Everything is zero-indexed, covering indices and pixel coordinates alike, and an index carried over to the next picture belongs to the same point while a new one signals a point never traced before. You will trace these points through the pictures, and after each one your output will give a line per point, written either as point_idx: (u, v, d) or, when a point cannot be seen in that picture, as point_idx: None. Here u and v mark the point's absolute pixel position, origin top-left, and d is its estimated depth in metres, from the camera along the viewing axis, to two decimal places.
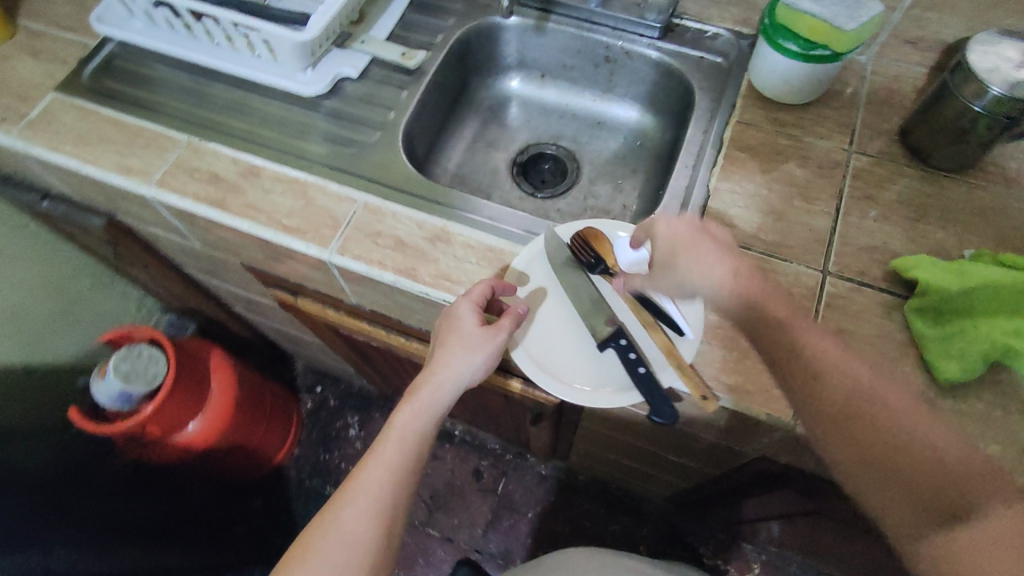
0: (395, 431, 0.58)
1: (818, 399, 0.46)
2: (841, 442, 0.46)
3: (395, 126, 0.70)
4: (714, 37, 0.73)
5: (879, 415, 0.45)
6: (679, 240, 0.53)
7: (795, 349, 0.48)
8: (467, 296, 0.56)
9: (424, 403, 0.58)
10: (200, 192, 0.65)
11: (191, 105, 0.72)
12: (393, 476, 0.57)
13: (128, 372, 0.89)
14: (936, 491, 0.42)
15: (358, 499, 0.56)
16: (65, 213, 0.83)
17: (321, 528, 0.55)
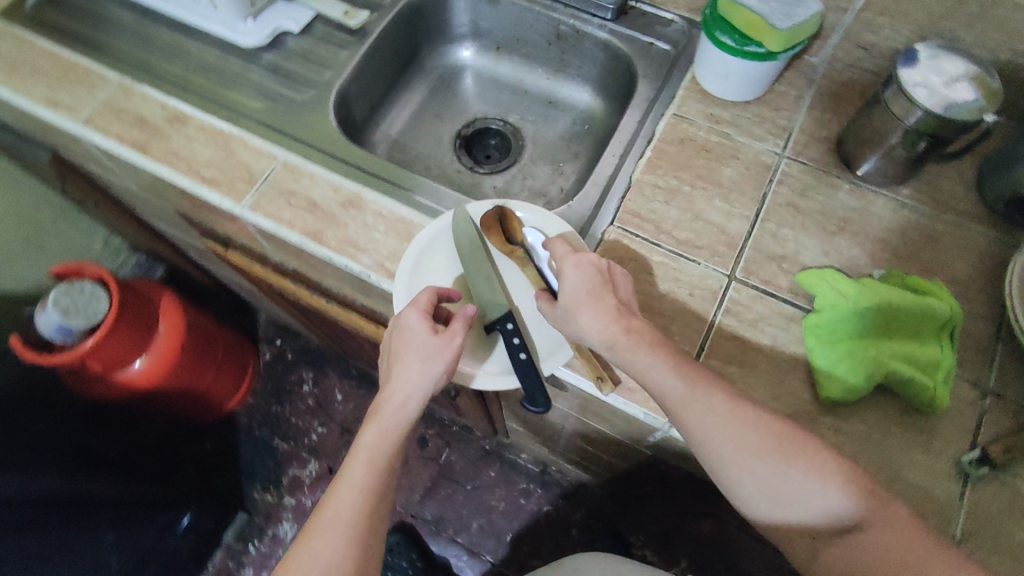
0: (361, 452, 0.53)
1: (711, 431, 0.47)
2: (737, 472, 0.48)
3: (329, 85, 0.69)
4: (667, 24, 0.71)
5: (769, 446, 0.47)
6: (585, 284, 0.50)
7: (681, 383, 0.48)
8: (413, 306, 0.53)
9: (387, 421, 0.52)
10: (124, 134, 0.65)
11: (132, 47, 0.72)
12: (364, 500, 0.52)
13: (70, 306, 0.91)
14: (825, 510, 0.46)
15: (329, 528, 0.51)
16: (14, 143, 0.83)
17: (293, 564, 0.50)
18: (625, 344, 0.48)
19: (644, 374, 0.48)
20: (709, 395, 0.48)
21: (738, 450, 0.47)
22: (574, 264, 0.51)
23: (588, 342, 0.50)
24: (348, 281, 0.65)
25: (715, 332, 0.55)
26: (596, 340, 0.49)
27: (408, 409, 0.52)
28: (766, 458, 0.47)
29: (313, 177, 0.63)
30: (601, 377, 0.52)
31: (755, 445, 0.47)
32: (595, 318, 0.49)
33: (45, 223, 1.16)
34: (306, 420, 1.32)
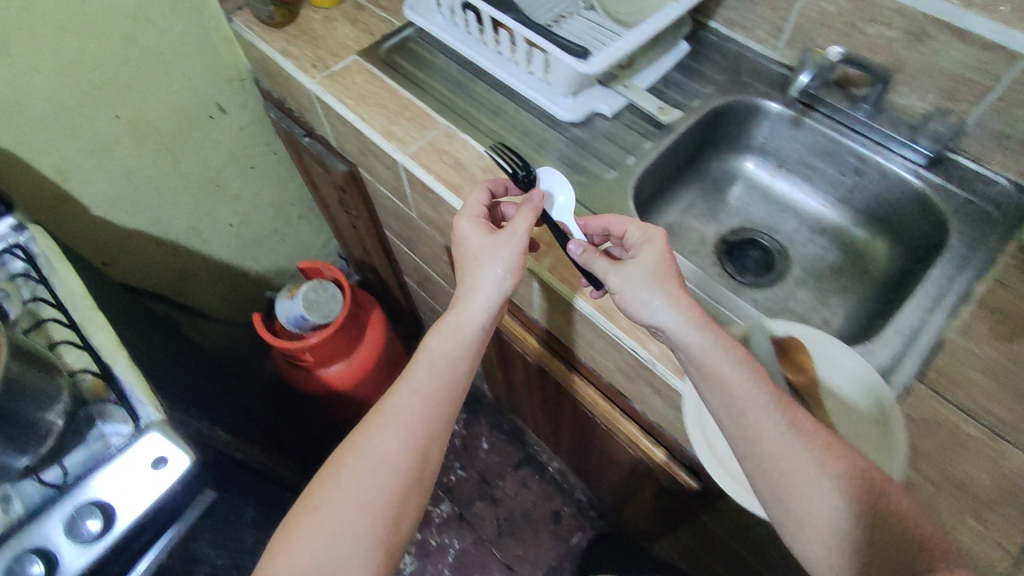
0: (425, 354, 0.62)
1: (798, 453, 0.46)
2: (805, 492, 0.45)
3: (631, 170, 0.73)
4: (990, 184, 0.68)
5: (852, 471, 0.45)
6: (663, 262, 0.56)
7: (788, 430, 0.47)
8: (467, 217, 0.64)
9: (452, 330, 0.62)
10: (444, 174, 0.72)
11: (459, 99, 0.80)
12: (425, 401, 0.60)
13: (313, 302, 0.99)
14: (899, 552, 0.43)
15: (391, 426, 0.59)
16: (319, 154, 0.96)
17: (351, 451, 0.58)
18: (695, 321, 0.52)
19: (723, 371, 0.50)
20: (783, 406, 0.48)
21: (815, 466, 0.45)
22: (649, 245, 0.57)
23: (664, 326, 0.53)
24: (610, 359, 0.66)
25: None
26: (678, 312, 0.52)
27: (472, 318, 0.62)
28: (831, 474, 0.45)
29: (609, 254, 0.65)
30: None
31: (828, 462, 0.45)
32: (673, 295, 0.54)
33: (293, 219, 1.30)
34: (449, 459, 1.34)
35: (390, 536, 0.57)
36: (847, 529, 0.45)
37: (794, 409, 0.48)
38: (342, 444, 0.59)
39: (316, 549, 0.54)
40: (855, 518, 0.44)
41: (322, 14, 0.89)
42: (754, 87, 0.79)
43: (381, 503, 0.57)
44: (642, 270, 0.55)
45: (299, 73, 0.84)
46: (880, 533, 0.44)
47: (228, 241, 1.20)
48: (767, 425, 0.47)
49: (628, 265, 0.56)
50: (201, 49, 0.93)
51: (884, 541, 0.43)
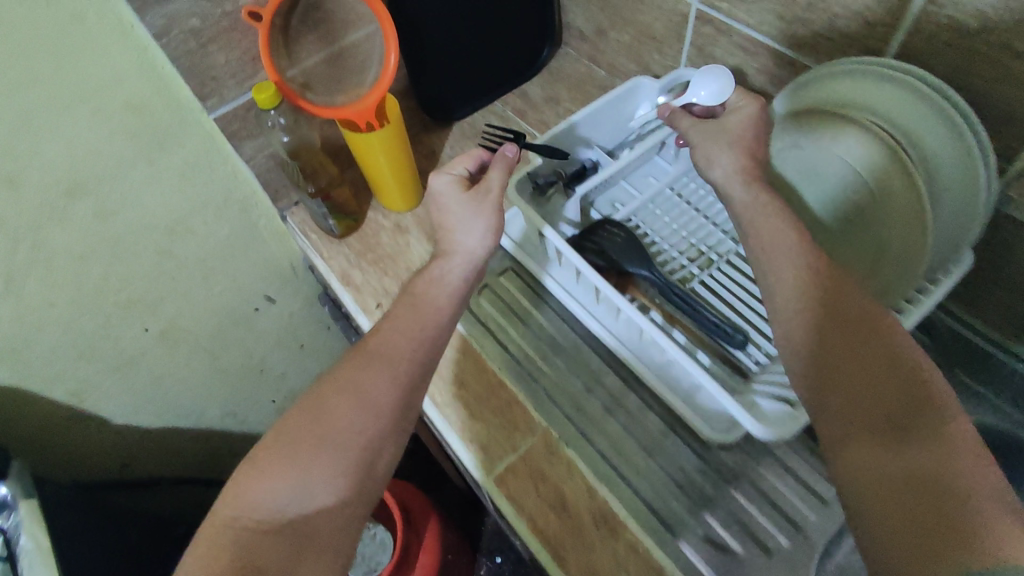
0: (416, 299, 0.54)
1: (825, 320, 0.42)
2: (817, 360, 0.41)
3: (814, 540, 0.51)
4: None
5: (877, 333, 0.41)
6: (749, 122, 0.54)
7: (829, 307, 0.42)
8: (445, 174, 0.58)
9: (443, 275, 0.55)
10: (540, 518, 0.53)
11: (558, 376, 0.61)
12: (417, 340, 0.52)
13: None
14: (895, 413, 0.38)
15: (379, 365, 0.50)
16: None
17: (330, 392, 0.49)
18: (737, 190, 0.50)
19: (759, 223, 0.48)
20: (814, 259, 0.45)
21: (815, 347, 0.42)
22: (745, 104, 0.55)
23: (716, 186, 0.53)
24: None
25: None
26: (736, 166, 0.52)
27: (462, 265, 0.56)
28: (834, 349, 0.41)
29: None
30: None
31: (824, 338, 0.42)
32: (779, 265, 0.46)
33: None
34: None
35: (365, 489, 0.47)
36: (829, 354, 0.41)
37: (833, 278, 0.44)
38: (318, 385, 0.50)
39: (285, 491, 0.44)
40: (841, 357, 0.41)
41: (393, 220, 0.72)
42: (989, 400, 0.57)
43: (359, 448, 0.47)
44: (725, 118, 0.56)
45: (360, 312, 0.67)
46: (871, 360, 0.40)
47: (270, 418, 1.04)
48: (788, 311, 0.44)
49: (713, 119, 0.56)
50: (251, 248, 0.77)
51: (865, 357, 0.40)
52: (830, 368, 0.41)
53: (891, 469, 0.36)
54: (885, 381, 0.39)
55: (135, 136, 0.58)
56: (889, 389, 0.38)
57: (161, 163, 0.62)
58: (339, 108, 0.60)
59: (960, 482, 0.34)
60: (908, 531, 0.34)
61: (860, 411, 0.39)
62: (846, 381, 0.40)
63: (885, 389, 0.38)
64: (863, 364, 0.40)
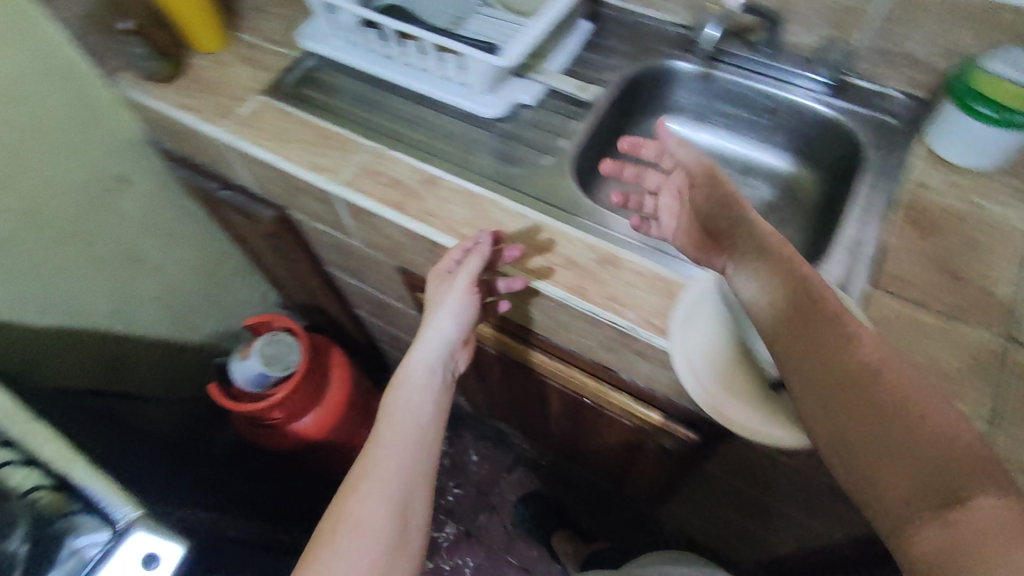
0: (393, 414, 0.62)
1: (815, 364, 0.42)
2: (825, 417, 0.40)
3: (566, 152, 0.73)
4: (887, 98, 0.73)
5: (889, 382, 0.39)
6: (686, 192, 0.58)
7: (814, 331, 0.43)
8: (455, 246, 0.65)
9: (414, 380, 0.64)
10: (383, 195, 0.71)
11: (375, 117, 0.79)
12: (400, 449, 0.58)
13: (271, 357, 0.95)
14: (935, 476, 0.36)
15: (372, 481, 0.56)
16: (242, 204, 0.91)
17: (329, 526, 0.53)
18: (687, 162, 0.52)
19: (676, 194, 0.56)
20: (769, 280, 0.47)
21: (826, 385, 0.41)
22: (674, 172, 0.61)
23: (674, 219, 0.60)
24: (590, 337, 0.67)
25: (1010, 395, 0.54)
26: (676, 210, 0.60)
27: (429, 357, 0.66)
28: (838, 389, 0.40)
29: (567, 236, 0.66)
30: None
31: (821, 381, 0.41)
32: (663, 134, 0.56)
33: (220, 277, 1.23)
34: (442, 481, 1.31)
35: None
36: (816, 360, 0.42)
37: (795, 294, 0.45)
38: (326, 516, 0.54)
39: None
40: (868, 415, 0.39)
41: (213, 59, 0.85)
42: (660, 50, 0.81)
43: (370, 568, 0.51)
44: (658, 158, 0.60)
45: (202, 124, 0.79)
46: (886, 417, 0.38)
47: (159, 316, 1.12)
48: (805, 375, 0.42)
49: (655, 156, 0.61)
50: (89, 121, 0.87)
51: (890, 425, 0.38)
52: (827, 383, 0.41)
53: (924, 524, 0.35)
54: (912, 443, 0.37)
55: None
56: (915, 431, 0.37)
57: None
58: None
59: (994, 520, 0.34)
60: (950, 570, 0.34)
61: (873, 439, 0.38)
62: (840, 387, 0.40)
63: (903, 424, 0.38)
64: (874, 404, 0.39)
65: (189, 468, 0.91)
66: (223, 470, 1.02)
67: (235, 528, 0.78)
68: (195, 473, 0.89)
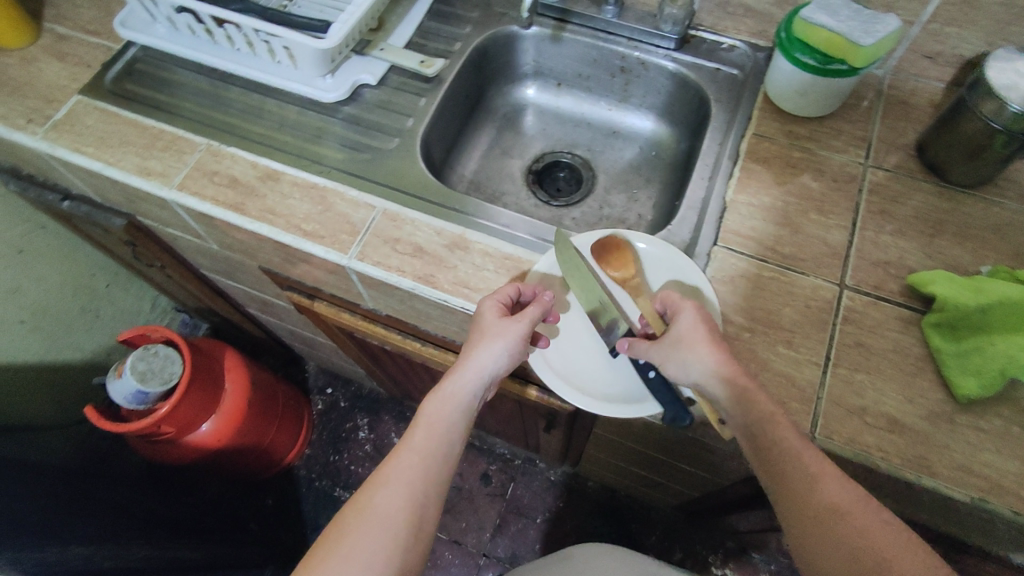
0: (423, 418, 0.54)
1: (824, 530, 0.44)
2: (830, 567, 0.43)
3: (413, 133, 0.70)
4: (730, 50, 0.74)
5: (887, 550, 0.42)
6: (693, 330, 0.51)
7: (800, 481, 0.45)
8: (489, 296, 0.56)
9: (449, 393, 0.54)
10: (220, 195, 0.67)
11: (209, 110, 0.73)
12: (428, 464, 0.52)
13: (146, 372, 0.89)
14: None
15: (390, 484, 0.51)
16: (87, 214, 0.84)
17: (350, 511, 0.50)
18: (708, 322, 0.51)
19: (684, 360, 0.50)
20: (776, 457, 0.46)
21: (826, 549, 0.43)
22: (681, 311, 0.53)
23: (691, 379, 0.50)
24: (452, 323, 0.65)
25: (837, 341, 0.56)
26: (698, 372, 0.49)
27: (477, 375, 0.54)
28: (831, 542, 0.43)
29: (415, 223, 0.64)
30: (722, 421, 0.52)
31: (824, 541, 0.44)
32: (692, 341, 0.50)
33: (97, 291, 1.15)
34: (366, 467, 1.31)
35: None
36: (813, 538, 0.44)
37: (796, 458, 0.46)
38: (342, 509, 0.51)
39: None
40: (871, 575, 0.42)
41: (20, 57, 0.76)
42: (508, 15, 0.79)
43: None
44: (674, 339, 0.51)
45: (13, 133, 0.71)
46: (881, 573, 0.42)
47: (29, 340, 1.03)
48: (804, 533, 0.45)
49: (662, 341, 0.52)
50: None
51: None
52: (813, 548, 0.44)
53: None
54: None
55: None
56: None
57: None
58: None
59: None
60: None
61: None
62: (830, 553, 0.43)
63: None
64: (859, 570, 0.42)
65: (83, 488, 0.86)
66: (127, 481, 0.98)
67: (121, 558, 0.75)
68: (83, 494, 0.85)
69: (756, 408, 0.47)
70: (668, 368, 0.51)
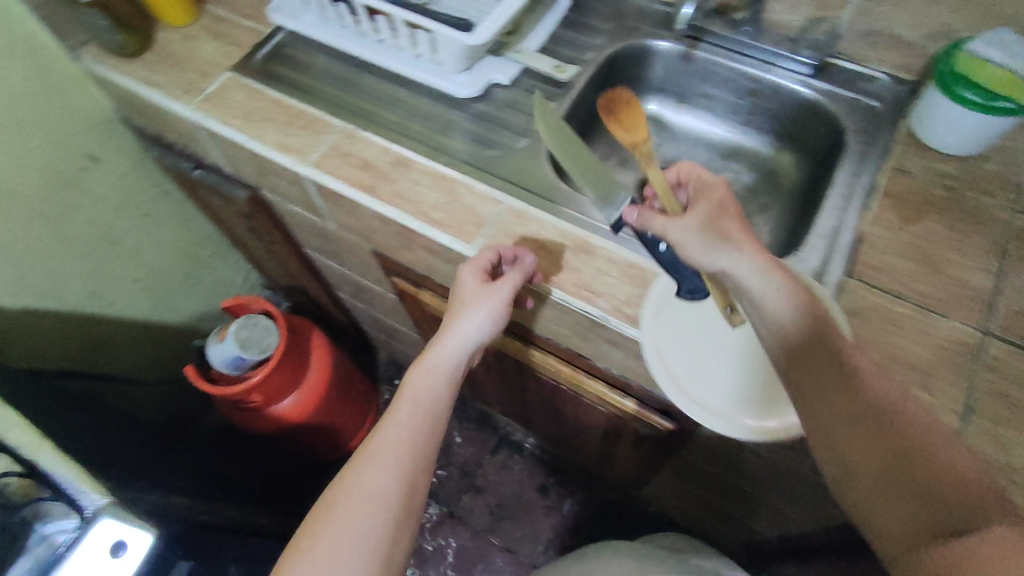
0: (408, 389, 0.58)
1: (839, 402, 0.41)
2: (858, 450, 0.40)
3: (540, 134, 0.72)
4: (872, 81, 0.72)
5: (918, 429, 0.40)
6: (718, 215, 0.49)
7: (822, 347, 0.43)
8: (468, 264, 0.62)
9: (432, 361, 0.60)
10: (353, 177, 0.69)
11: (346, 96, 0.76)
12: (415, 431, 0.55)
13: (247, 339, 0.93)
14: (947, 517, 0.38)
15: (378, 455, 0.53)
16: (216, 184, 0.89)
17: (338, 493, 0.51)
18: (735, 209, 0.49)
19: (710, 248, 0.47)
20: (794, 316, 0.44)
21: (844, 421, 0.41)
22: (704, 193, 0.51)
23: (713, 268, 0.48)
24: (564, 325, 0.65)
25: (979, 390, 0.53)
26: (723, 258, 0.46)
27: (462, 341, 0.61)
28: (842, 404, 0.41)
29: (540, 222, 0.64)
30: (732, 309, 0.53)
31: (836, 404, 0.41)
32: (717, 227, 0.48)
33: (201, 260, 1.21)
34: None
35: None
36: (837, 424, 0.41)
37: (816, 315, 0.44)
38: (331, 484, 0.53)
39: None
40: (892, 453, 0.39)
41: (181, 34, 0.82)
42: (640, 29, 0.80)
43: (374, 540, 0.50)
44: (696, 223, 0.49)
45: (171, 102, 0.77)
46: (906, 457, 0.39)
47: (136, 298, 1.10)
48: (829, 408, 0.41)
49: (686, 219, 0.50)
50: (53, 95, 0.83)
51: (902, 463, 0.39)
52: (839, 434, 0.41)
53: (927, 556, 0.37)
54: (925, 481, 0.39)
55: None
56: (923, 480, 0.39)
57: None
58: None
59: (980, 559, 0.35)
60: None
61: (881, 483, 0.40)
62: (860, 449, 0.40)
63: (921, 485, 0.39)
64: (891, 450, 0.39)
65: (173, 450, 0.90)
66: (210, 446, 1.02)
67: (216, 517, 0.78)
68: (174, 454, 0.88)
69: (777, 276, 0.45)
70: (684, 247, 0.49)
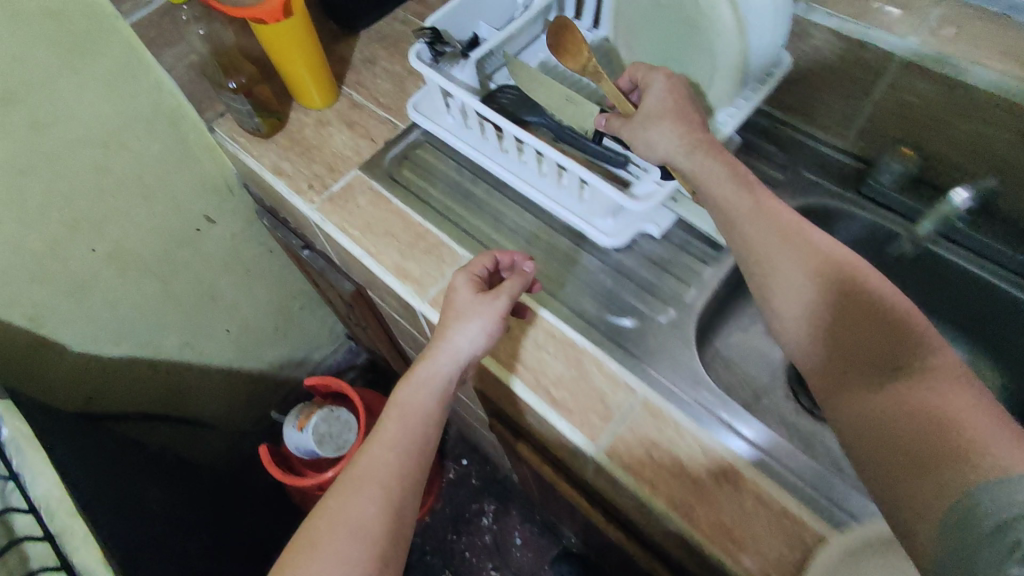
0: (396, 407, 0.55)
1: (808, 295, 0.48)
2: (819, 344, 0.47)
3: (691, 307, 0.62)
4: None
5: (879, 302, 0.46)
6: (669, 96, 0.58)
7: (795, 239, 0.50)
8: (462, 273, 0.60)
9: (421, 376, 0.56)
10: None
11: (475, 218, 0.69)
12: (402, 453, 0.52)
13: (325, 435, 0.88)
14: (879, 361, 0.44)
15: (360, 484, 0.49)
16: (322, 270, 0.85)
17: (322, 524, 0.47)
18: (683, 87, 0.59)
19: (654, 130, 0.57)
20: (765, 225, 0.51)
21: (812, 306, 0.48)
22: (657, 86, 0.60)
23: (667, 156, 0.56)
24: (686, 551, 0.55)
25: None
26: (677, 142, 0.56)
27: (457, 348, 0.56)
28: (811, 282, 0.48)
29: (679, 429, 0.55)
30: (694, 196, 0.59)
31: (803, 284, 0.48)
32: (666, 130, 0.56)
33: (294, 313, 1.19)
34: (481, 559, 1.23)
35: None
36: (830, 325, 0.47)
37: (778, 215, 0.52)
38: (308, 519, 0.48)
39: None
40: (846, 318, 0.47)
41: (315, 118, 0.78)
42: (822, 186, 0.68)
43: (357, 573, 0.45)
44: (646, 114, 0.58)
45: (293, 196, 0.72)
46: (864, 322, 0.46)
47: (226, 350, 1.09)
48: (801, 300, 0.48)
49: (634, 118, 0.59)
50: (183, 165, 0.83)
51: (862, 327, 0.46)
52: (809, 334, 0.48)
53: (867, 404, 0.43)
54: (876, 345, 0.45)
55: (56, 45, 0.62)
56: (872, 342, 0.45)
57: (85, 73, 0.66)
58: (249, 8, 0.63)
59: (902, 398, 0.42)
60: (891, 456, 0.40)
61: (848, 368, 0.46)
62: (832, 356, 0.47)
63: (870, 352, 0.45)
64: (862, 317, 0.46)
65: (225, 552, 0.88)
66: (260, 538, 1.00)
67: None
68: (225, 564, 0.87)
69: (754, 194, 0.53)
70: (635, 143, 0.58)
